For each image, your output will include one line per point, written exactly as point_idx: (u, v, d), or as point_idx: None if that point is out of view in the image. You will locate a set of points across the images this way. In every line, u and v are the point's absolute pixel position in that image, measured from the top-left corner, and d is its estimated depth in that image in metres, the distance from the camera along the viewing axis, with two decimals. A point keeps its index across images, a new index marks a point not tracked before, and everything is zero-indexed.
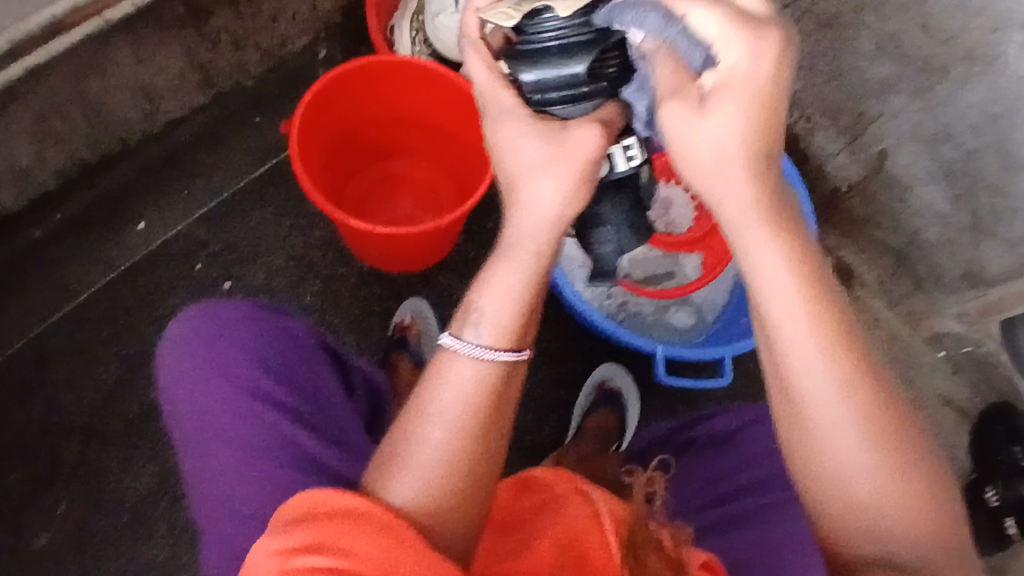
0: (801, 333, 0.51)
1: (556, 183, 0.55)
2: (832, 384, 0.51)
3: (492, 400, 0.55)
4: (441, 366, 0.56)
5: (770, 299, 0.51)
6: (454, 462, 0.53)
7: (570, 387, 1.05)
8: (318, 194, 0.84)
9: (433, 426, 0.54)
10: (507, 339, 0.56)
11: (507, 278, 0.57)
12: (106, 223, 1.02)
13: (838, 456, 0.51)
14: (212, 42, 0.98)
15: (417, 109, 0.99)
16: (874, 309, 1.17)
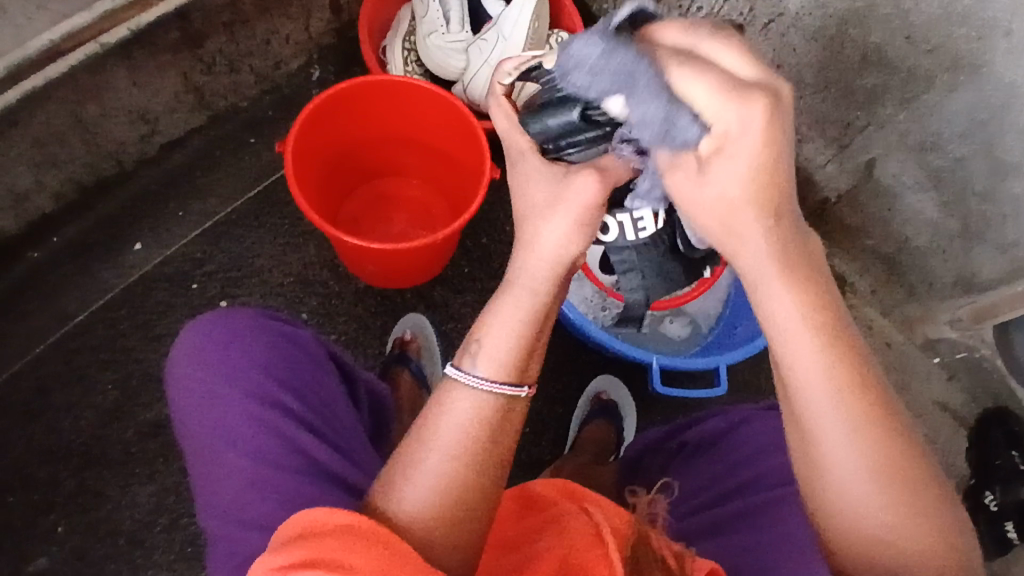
0: (815, 374, 0.52)
1: (558, 227, 0.56)
2: (846, 421, 0.52)
3: (494, 426, 0.56)
4: (444, 394, 0.57)
5: (784, 351, 0.53)
6: (451, 485, 0.54)
7: (566, 400, 1.05)
8: (313, 211, 0.85)
9: (434, 449, 0.55)
10: (505, 373, 0.57)
11: (508, 314, 0.58)
12: (103, 246, 1.03)
13: (856, 497, 0.53)
14: (207, 66, 0.99)
15: (410, 127, 1.00)
16: (867, 316, 1.18)
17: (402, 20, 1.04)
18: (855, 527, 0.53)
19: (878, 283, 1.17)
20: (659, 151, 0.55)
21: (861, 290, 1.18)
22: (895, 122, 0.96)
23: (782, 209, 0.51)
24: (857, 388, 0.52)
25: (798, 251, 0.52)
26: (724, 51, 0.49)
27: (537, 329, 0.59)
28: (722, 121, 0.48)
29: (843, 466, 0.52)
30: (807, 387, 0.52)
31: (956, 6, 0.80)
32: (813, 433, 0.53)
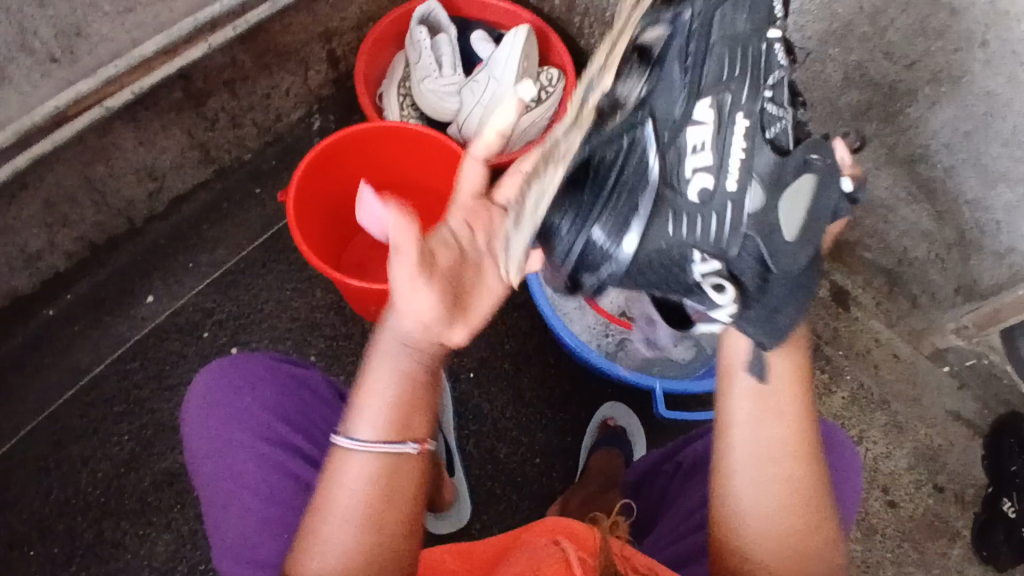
0: (747, 402, 0.61)
1: (408, 283, 0.58)
2: (769, 438, 0.60)
3: (387, 489, 0.58)
4: (333, 465, 0.58)
5: (738, 382, 0.62)
6: (353, 551, 0.56)
7: (574, 428, 1.06)
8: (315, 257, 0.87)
9: (328, 518, 0.57)
10: (387, 432, 0.58)
11: (381, 377, 0.59)
12: (115, 300, 1.06)
13: (766, 499, 0.60)
14: (210, 122, 1.04)
15: (410, 171, 1.03)
16: (872, 330, 1.17)
17: (396, 68, 1.09)
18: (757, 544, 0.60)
19: (880, 296, 1.16)
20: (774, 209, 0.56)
21: (866, 303, 1.18)
22: (882, 137, 0.98)
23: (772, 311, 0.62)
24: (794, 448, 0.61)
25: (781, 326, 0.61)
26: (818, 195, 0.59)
27: (413, 381, 0.59)
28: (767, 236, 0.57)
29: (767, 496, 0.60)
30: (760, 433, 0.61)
31: (932, 20, 0.82)
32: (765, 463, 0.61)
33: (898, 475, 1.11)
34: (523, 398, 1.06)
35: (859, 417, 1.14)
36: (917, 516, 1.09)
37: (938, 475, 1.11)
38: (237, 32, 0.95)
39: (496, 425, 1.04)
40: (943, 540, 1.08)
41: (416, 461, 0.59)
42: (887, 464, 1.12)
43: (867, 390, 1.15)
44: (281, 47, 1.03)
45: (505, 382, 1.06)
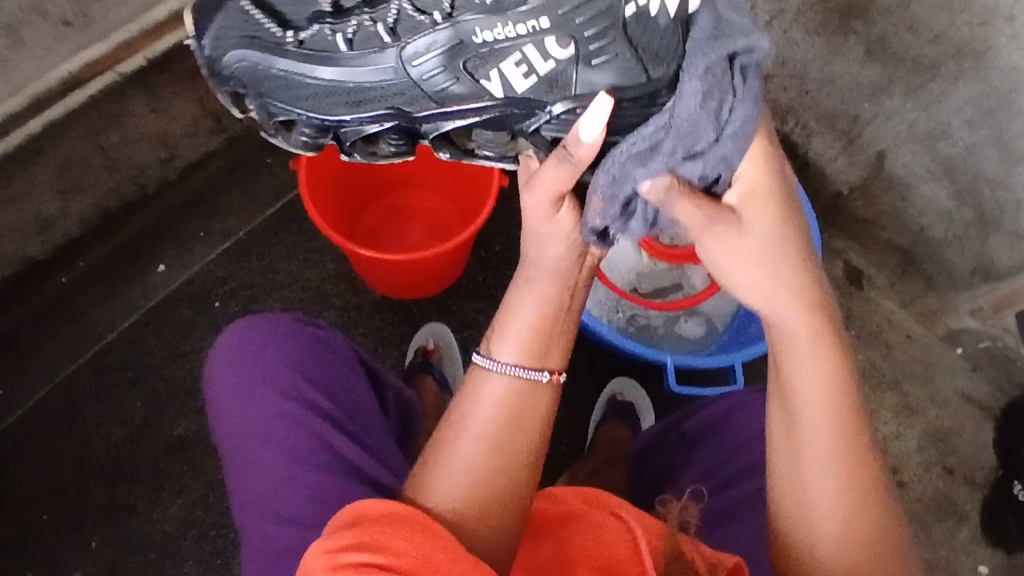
0: (801, 346, 0.55)
1: (548, 229, 0.58)
2: (815, 394, 0.55)
3: (517, 412, 0.59)
4: (472, 382, 0.60)
5: (777, 322, 0.55)
6: (487, 474, 0.57)
7: (584, 402, 1.06)
8: (327, 226, 0.88)
9: (466, 438, 0.58)
10: (525, 357, 0.59)
11: (525, 308, 0.60)
12: (129, 267, 1.06)
13: (812, 467, 0.56)
14: None
15: (423, 141, 1.03)
16: (886, 310, 1.16)
17: None
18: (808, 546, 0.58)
19: (895, 277, 1.15)
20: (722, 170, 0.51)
21: (880, 283, 1.16)
22: (903, 113, 0.97)
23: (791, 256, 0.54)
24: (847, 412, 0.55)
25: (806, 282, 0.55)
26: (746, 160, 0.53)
27: (553, 315, 0.60)
28: (733, 246, 0.53)
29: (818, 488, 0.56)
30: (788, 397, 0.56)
31: None
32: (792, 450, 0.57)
33: (908, 456, 1.10)
34: None
35: (871, 398, 1.12)
36: (926, 498, 1.08)
37: (948, 457, 1.10)
38: None
39: None
40: (952, 521, 1.07)
41: (548, 390, 0.60)
42: (897, 444, 1.10)
43: (878, 370, 1.13)
44: None
45: None
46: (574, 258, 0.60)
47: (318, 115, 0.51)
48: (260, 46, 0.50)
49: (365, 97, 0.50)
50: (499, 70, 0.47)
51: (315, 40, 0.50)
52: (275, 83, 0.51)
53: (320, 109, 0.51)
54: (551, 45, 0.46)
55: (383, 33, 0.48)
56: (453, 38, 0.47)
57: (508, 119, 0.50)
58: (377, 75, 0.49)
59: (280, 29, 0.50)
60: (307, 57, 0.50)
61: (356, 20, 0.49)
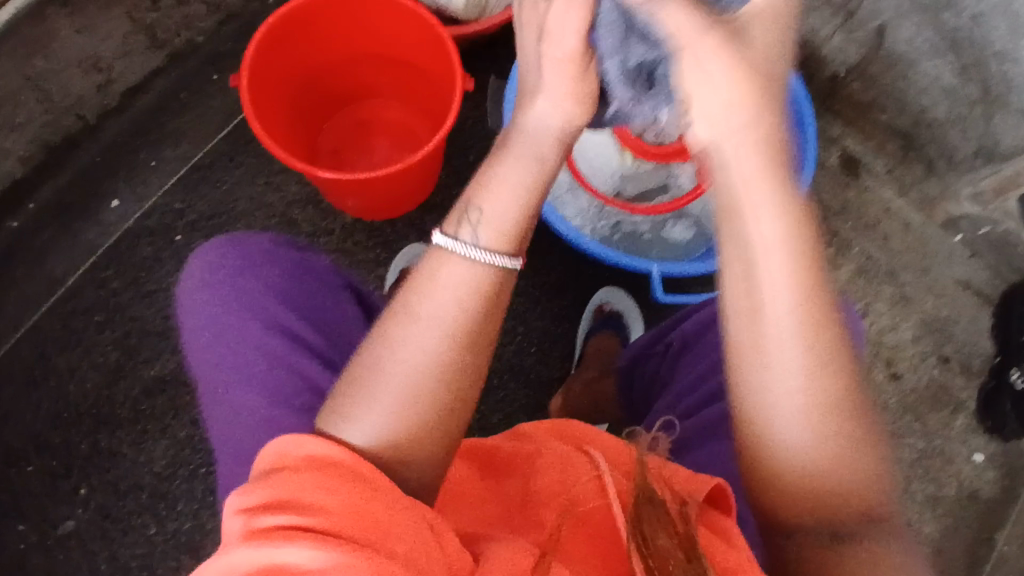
0: (774, 224, 0.48)
1: (557, 74, 0.56)
2: (789, 278, 0.48)
3: (474, 303, 0.53)
4: (432, 264, 0.55)
5: (755, 197, 0.48)
6: (436, 367, 0.52)
7: (571, 316, 1.02)
8: (278, 148, 0.81)
9: (410, 333, 0.52)
10: (504, 241, 0.56)
11: (512, 173, 0.57)
12: (80, 206, 1.00)
13: (789, 367, 0.49)
14: (150, 1, 0.95)
15: (382, 44, 0.94)
16: (884, 200, 1.10)
17: None
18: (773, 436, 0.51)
19: (894, 162, 1.09)
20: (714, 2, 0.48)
21: (877, 171, 1.09)
22: None
23: (772, 106, 0.48)
24: (809, 268, 0.49)
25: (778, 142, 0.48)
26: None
27: (536, 194, 0.58)
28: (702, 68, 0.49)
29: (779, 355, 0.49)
30: (746, 252, 0.49)
31: None
32: (753, 315, 0.49)
33: (904, 348, 1.07)
34: (515, 286, 1.00)
35: (867, 291, 1.08)
36: (922, 388, 1.06)
37: (945, 346, 1.07)
38: None
39: None
40: (946, 409, 1.06)
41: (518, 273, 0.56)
42: (892, 337, 1.07)
43: (874, 262, 1.09)
44: None
45: None
46: (571, 126, 0.58)
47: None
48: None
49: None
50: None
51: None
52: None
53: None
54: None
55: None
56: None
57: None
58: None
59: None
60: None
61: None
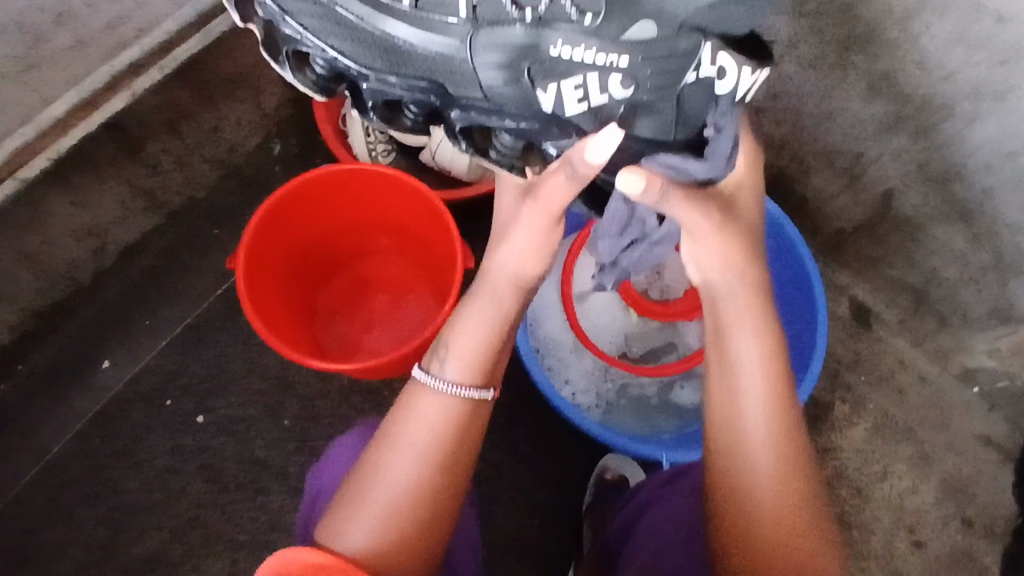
0: (753, 336, 0.60)
1: (523, 241, 0.65)
2: (764, 380, 0.58)
3: (448, 431, 0.61)
4: (413, 395, 0.63)
5: (738, 318, 0.60)
6: (417, 484, 0.60)
7: (576, 484, 0.98)
8: (272, 334, 0.79)
9: (400, 452, 0.60)
10: (468, 374, 0.63)
11: (475, 316, 0.65)
12: (69, 370, 0.96)
13: (760, 453, 0.57)
14: (151, 167, 0.94)
15: (383, 209, 0.94)
16: (897, 350, 1.07)
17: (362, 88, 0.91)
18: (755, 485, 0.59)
19: (907, 314, 1.06)
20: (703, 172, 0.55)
21: (889, 319, 1.07)
22: (914, 152, 0.86)
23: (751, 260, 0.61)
24: (781, 383, 0.59)
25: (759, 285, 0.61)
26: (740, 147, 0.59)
27: (502, 334, 0.65)
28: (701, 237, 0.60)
29: (753, 441, 0.58)
30: (727, 366, 0.60)
31: (973, 28, 0.70)
32: (733, 412, 0.59)
33: (925, 512, 1.02)
34: (518, 453, 0.97)
35: (884, 450, 1.04)
36: (946, 555, 1.01)
37: (967, 508, 1.02)
38: (165, 73, 0.89)
39: (490, 483, 0.96)
40: None
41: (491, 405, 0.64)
42: (913, 500, 1.02)
43: (891, 420, 1.05)
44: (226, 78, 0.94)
45: (500, 436, 0.98)
46: (531, 274, 0.66)
47: (348, 60, 0.47)
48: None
49: (410, 66, 0.46)
50: (554, 89, 0.46)
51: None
52: (330, 29, 0.46)
53: (342, 47, 0.46)
54: (613, 82, 0.45)
55: (461, 6, 0.42)
56: (529, 39, 0.43)
57: (538, 134, 0.50)
58: (429, 45, 0.44)
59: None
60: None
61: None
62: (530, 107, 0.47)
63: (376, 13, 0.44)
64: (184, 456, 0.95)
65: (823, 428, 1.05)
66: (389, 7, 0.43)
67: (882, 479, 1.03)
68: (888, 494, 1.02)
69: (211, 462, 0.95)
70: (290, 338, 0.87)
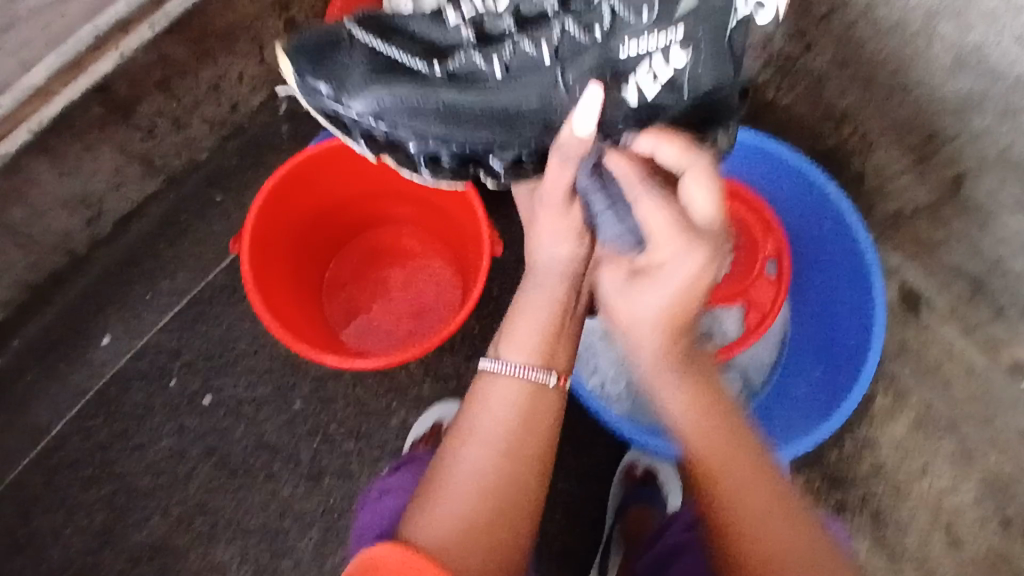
0: (654, 341, 0.55)
1: (557, 225, 0.59)
2: (689, 404, 0.56)
3: (523, 418, 0.55)
4: (480, 388, 0.57)
5: (646, 326, 0.55)
6: (496, 480, 0.53)
7: (600, 476, 0.93)
8: (277, 323, 0.73)
9: (476, 443, 0.54)
10: (531, 357, 0.57)
11: (534, 303, 0.59)
12: (67, 346, 0.91)
13: (689, 431, 0.56)
14: (147, 131, 0.87)
15: (400, 181, 0.87)
16: (944, 340, 0.96)
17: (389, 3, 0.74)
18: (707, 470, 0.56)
19: (959, 301, 0.95)
20: (611, 250, 0.57)
21: (938, 307, 0.96)
22: None
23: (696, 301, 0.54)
24: (709, 396, 0.56)
25: (677, 327, 0.55)
26: (701, 188, 0.54)
27: (565, 307, 0.59)
28: (654, 305, 0.54)
29: (683, 423, 0.56)
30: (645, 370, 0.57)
31: None
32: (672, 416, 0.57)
33: (963, 512, 0.96)
34: None
35: (925, 447, 0.97)
36: (982, 557, 0.96)
37: (1007, 508, 0.96)
38: None
39: None
40: None
41: (556, 395, 0.57)
42: (952, 499, 0.96)
43: (935, 414, 0.96)
44: None
45: None
46: (582, 257, 0.60)
47: (456, 141, 0.57)
48: (396, 69, 0.55)
49: (523, 120, 0.56)
50: (635, 82, 0.56)
51: (465, 72, 0.55)
52: (432, 121, 0.56)
53: (453, 133, 0.56)
54: (673, 54, 0.55)
55: (546, 55, 0.54)
56: (603, 55, 0.55)
57: (631, 125, 0.58)
58: (541, 97, 0.55)
59: (425, 63, 0.55)
60: (407, 56, 0.55)
61: (512, 46, 0.54)
62: (630, 109, 0.57)
63: (480, 92, 0.55)
64: (190, 439, 0.91)
65: (862, 421, 0.97)
66: (486, 82, 0.55)
67: (920, 477, 0.97)
68: (926, 492, 0.96)
69: (217, 445, 0.91)
70: (296, 323, 0.80)
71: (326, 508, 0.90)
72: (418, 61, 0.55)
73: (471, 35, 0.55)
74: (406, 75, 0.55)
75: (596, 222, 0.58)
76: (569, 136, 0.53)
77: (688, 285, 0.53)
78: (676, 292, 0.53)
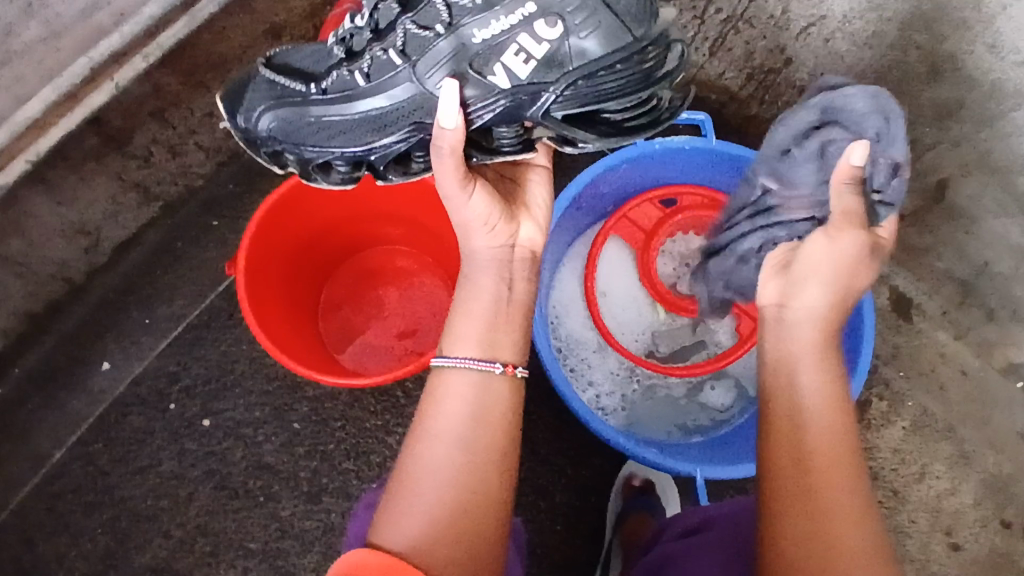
0: (816, 313, 0.58)
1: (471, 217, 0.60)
2: (820, 382, 0.55)
3: (481, 411, 0.55)
4: (436, 385, 0.57)
5: (793, 310, 0.59)
6: (462, 475, 0.53)
7: (599, 488, 0.94)
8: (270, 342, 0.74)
9: (438, 440, 0.54)
10: (479, 349, 0.57)
11: (466, 295, 0.60)
12: (67, 373, 0.92)
13: (806, 404, 0.54)
14: (142, 160, 0.90)
15: (392, 201, 0.88)
16: (938, 343, 0.96)
17: None
18: (815, 454, 0.52)
19: (950, 305, 0.95)
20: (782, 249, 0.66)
21: (930, 311, 0.96)
22: None
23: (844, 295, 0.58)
24: (834, 391, 0.55)
25: (840, 304, 0.58)
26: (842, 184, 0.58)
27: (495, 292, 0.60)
28: (810, 297, 0.58)
29: (805, 400, 0.54)
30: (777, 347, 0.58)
31: None
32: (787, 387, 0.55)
33: (963, 513, 0.96)
34: (539, 456, 0.93)
35: (922, 450, 0.97)
36: (984, 558, 0.96)
37: (1005, 508, 0.96)
38: (149, 61, 0.87)
39: None
40: None
41: (506, 383, 0.57)
42: (951, 502, 0.96)
43: (931, 417, 0.97)
44: (215, 59, 0.89)
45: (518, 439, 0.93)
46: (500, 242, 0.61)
47: (351, 148, 0.57)
48: (280, 93, 0.57)
49: (408, 118, 0.56)
50: (501, 63, 0.52)
51: (336, 85, 0.56)
52: (337, 136, 0.57)
53: (348, 141, 0.57)
54: (540, 27, 0.51)
55: (435, 40, 0.52)
56: (456, 41, 0.52)
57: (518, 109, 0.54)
58: (406, 98, 0.54)
59: (302, 85, 0.57)
60: (286, 78, 0.57)
61: (369, 55, 0.55)
62: (497, 92, 0.53)
63: (342, 105, 0.56)
64: (190, 462, 0.92)
65: (860, 426, 0.97)
66: (354, 91, 0.55)
67: (919, 480, 0.97)
68: (925, 496, 0.97)
69: (217, 467, 0.92)
70: (290, 343, 0.81)
71: (328, 526, 0.91)
72: (293, 82, 0.57)
73: (341, 50, 0.56)
74: (287, 95, 0.57)
75: (791, 180, 0.70)
76: (438, 133, 0.53)
77: (847, 260, 0.58)
78: (841, 267, 0.58)
